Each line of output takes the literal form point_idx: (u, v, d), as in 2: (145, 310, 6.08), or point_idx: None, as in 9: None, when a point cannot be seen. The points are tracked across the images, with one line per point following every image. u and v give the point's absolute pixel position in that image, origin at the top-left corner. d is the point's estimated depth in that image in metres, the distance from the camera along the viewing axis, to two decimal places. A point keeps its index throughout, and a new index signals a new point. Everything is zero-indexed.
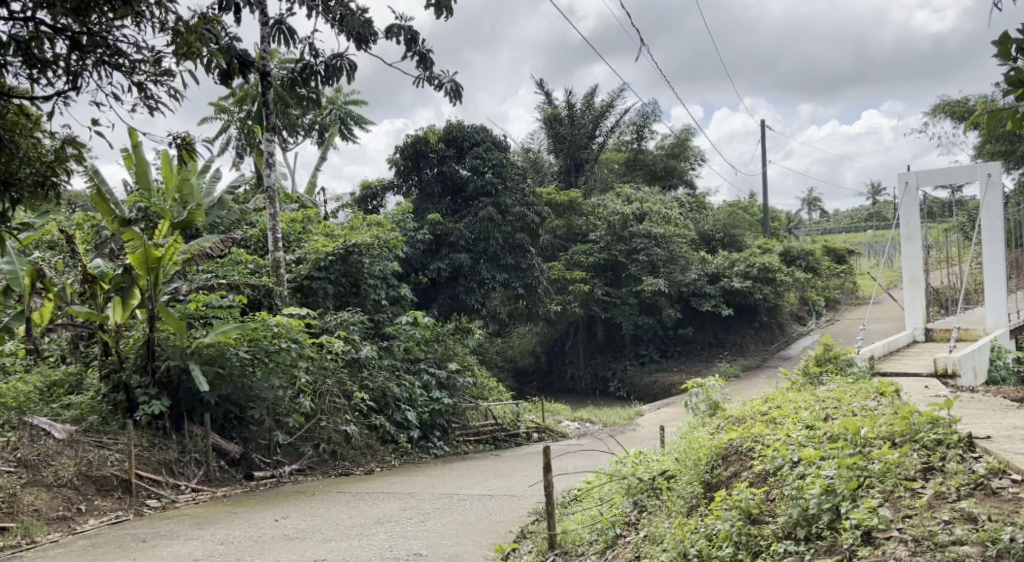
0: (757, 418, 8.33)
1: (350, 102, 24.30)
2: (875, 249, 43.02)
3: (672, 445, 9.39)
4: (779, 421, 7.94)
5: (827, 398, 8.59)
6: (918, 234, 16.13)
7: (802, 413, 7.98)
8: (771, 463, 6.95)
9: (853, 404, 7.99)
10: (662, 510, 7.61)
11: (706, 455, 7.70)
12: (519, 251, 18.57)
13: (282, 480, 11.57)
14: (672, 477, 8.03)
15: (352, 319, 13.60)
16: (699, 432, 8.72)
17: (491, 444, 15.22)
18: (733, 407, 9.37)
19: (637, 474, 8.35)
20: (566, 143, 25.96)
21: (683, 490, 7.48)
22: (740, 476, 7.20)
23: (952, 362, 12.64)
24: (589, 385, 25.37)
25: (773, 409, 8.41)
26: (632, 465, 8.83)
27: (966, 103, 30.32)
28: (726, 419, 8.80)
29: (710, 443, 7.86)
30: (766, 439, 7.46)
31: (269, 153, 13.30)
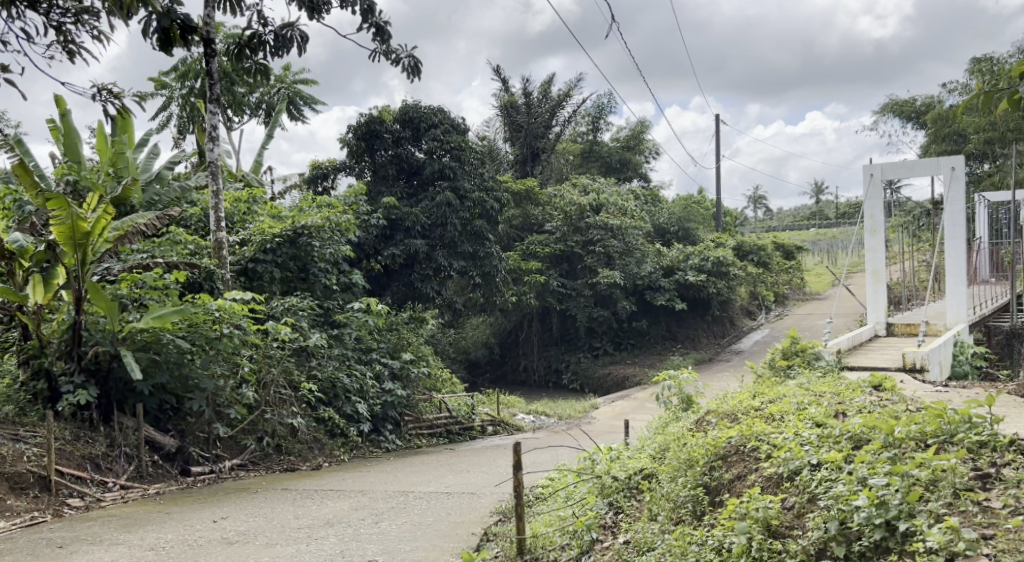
0: (744, 414, 7.78)
1: (299, 81, 23.43)
2: (821, 247, 43.17)
3: (645, 441, 8.87)
4: (776, 417, 7.42)
5: (812, 394, 8.08)
6: (882, 227, 15.74)
7: (798, 408, 7.48)
8: (780, 468, 6.50)
9: (848, 401, 7.50)
10: (646, 515, 7.10)
11: (694, 456, 7.20)
12: (476, 238, 17.93)
13: (222, 476, 10.79)
14: (654, 476, 7.49)
15: (301, 304, 12.82)
16: (678, 428, 8.17)
17: (444, 437, 14.58)
18: (710, 400, 8.82)
19: (611, 472, 7.88)
20: (522, 132, 25.26)
21: (670, 494, 6.99)
22: (740, 482, 6.72)
23: (921, 356, 12.20)
24: (543, 377, 24.84)
25: (767, 405, 7.78)
26: (605, 463, 8.30)
27: (914, 102, 30.37)
28: (707, 413, 8.27)
29: (696, 442, 7.33)
30: (764, 439, 6.96)
31: (212, 127, 12.42)
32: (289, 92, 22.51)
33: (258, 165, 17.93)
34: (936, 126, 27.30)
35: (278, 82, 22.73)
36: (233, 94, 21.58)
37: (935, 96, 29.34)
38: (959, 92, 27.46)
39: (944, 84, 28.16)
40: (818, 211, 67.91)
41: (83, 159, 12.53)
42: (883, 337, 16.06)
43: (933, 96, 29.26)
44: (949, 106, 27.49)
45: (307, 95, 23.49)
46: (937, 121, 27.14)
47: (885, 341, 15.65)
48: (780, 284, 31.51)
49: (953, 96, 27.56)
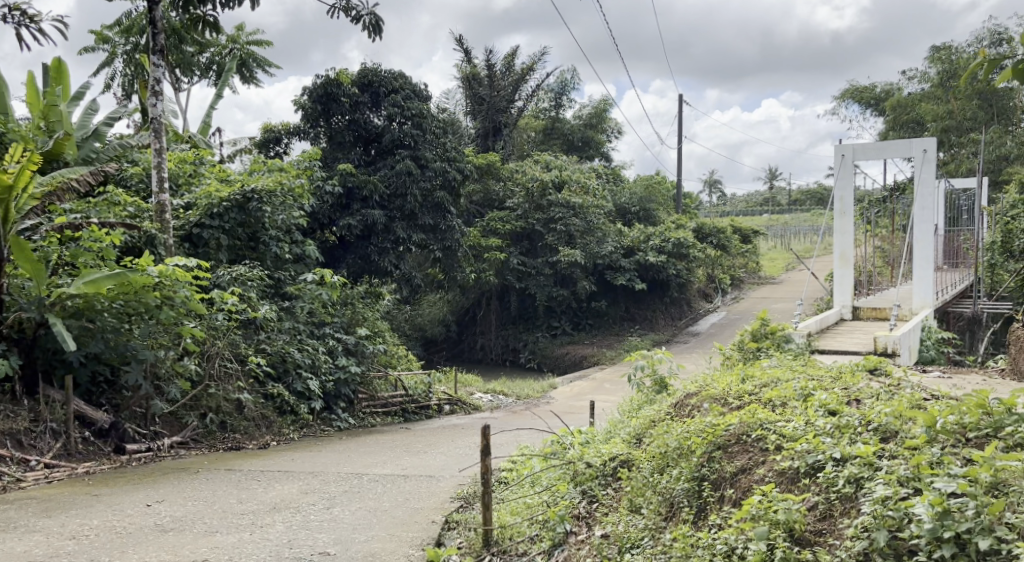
0: (734, 398, 7.28)
1: (252, 43, 22.50)
2: (775, 233, 43.03)
3: (618, 424, 8.39)
4: (773, 403, 6.92)
5: (800, 377, 7.59)
6: (851, 209, 15.27)
7: (796, 393, 7.00)
8: (794, 462, 6.03)
9: (844, 387, 7.02)
10: (629, 511, 6.59)
11: (682, 446, 6.69)
12: (437, 210, 17.27)
13: (160, 455, 10.07)
14: (636, 463, 6.97)
15: (249, 274, 12.08)
16: (656, 412, 7.67)
17: (399, 416, 13.94)
18: (688, 384, 8.32)
19: (585, 457, 7.38)
20: (484, 105, 24.50)
21: (662, 488, 6.49)
22: (742, 476, 6.22)
23: (893, 341, 11.75)
24: (499, 355, 24.29)
25: (764, 390, 7.24)
26: (577, 449, 7.81)
27: (873, 89, 30.15)
28: (689, 396, 7.79)
29: (683, 430, 6.83)
30: (767, 428, 6.46)
31: (155, 79, 11.60)
32: (240, 53, 21.59)
33: (206, 127, 17.10)
34: (896, 114, 27.08)
35: (230, 42, 21.79)
36: (182, 53, 20.64)
37: (895, 84, 29.13)
38: (918, 80, 27.25)
39: (904, 71, 27.94)
40: (772, 197, 68.08)
41: (10, 112, 11.90)
42: (850, 321, 15.66)
43: (892, 84, 29.04)
44: (908, 94, 27.26)
45: (260, 58, 22.58)
46: (897, 108, 26.93)
47: (852, 326, 15.23)
48: (736, 267, 31.24)
49: (913, 83, 27.33)
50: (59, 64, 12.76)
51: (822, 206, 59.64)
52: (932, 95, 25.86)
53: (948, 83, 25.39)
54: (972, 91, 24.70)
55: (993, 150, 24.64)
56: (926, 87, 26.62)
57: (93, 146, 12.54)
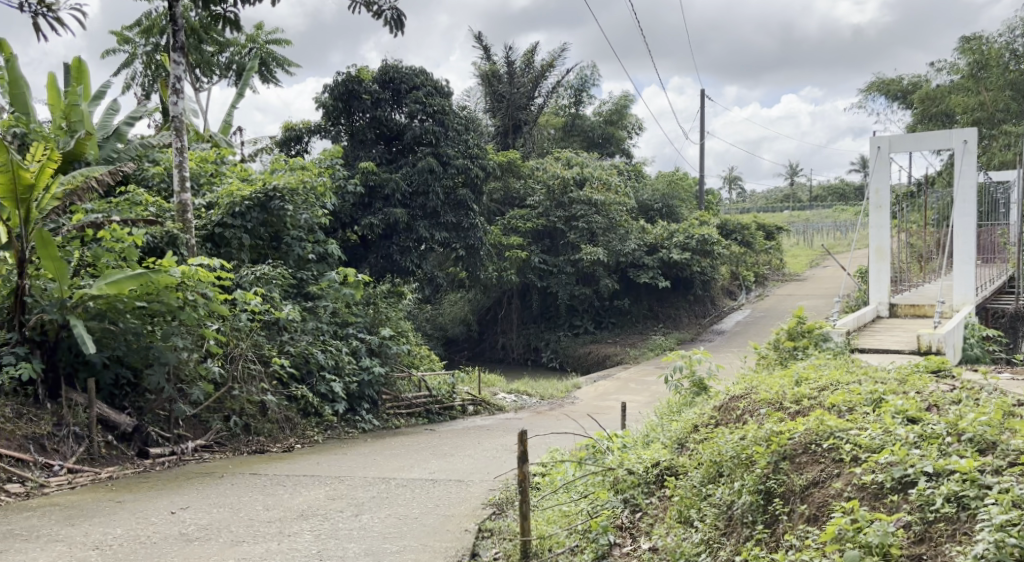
0: (793, 402, 6.96)
1: (272, 42, 22.31)
2: (797, 229, 42.46)
3: (659, 429, 8.10)
4: (841, 410, 6.59)
5: (857, 380, 7.25)
6: (887, 203, 14.90)
7: (865, 399, 6.66)
8: (878, 476, 5.70)
9: (911, 392, 6.66)
10: (679, 524, 6.38)
11: (738, 456, 6.44)
12: (460, 208, 17.00)
13: (183, 458, 9.84)
14: (686, 473, 6.77)
15: (273, 274, 11.86)
16: (704, 417, 7.44)
17: (423, 417, 13.67)
18: (732, 386, 8.02)
19: (626, 464, 7.19)
20: (504, 102, 24.20)
21: (723, 500, 6.23)
22: (814, 490, 5.92)
23: (937, 339, 11.41)
24: (521, 354, 23.99)
25: (826, 394, 6.93)
26: (618, 455, 7.55)
27: (900, 81, 29.64)
28: (736, 399, 7.51)
29: (743, 439, 6.54)
30: (840, 436, 6.16)
31: (176, 76, 11.37)
32: (260, 52, 21.42)
33: (226, 126, 16.90)
34: (925, 107, 26.57)
35: (249, 41, 21.61)
36: (201, 52, 20.48)
37: (922, 76, 28.61)
38: (947, 71, 26.74)
39: (932, 63, 27.42)
40: (791, 194, 67.39)
41: (31, 113, 11.72)
42: (886, 318, 15.26)
43: (920, 76, 28.51)
44: (937, 86, 26.74)
45: (280, 57, 22.39)
46: (925, 100, 26.42)
47: (889, 323, 14.84)
48: (759, 264, 30.77)
49: (942, 75, 26.83)
50: (80, 63, 12.58)
51: (844, 202, 58.92)
52: (962, 87, 25.33)
53: (979, 74, 24.87)
54: (1004, 81, 24.16)
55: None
56: (955, 79, 26.09)
57: (114, 146, 12.35)
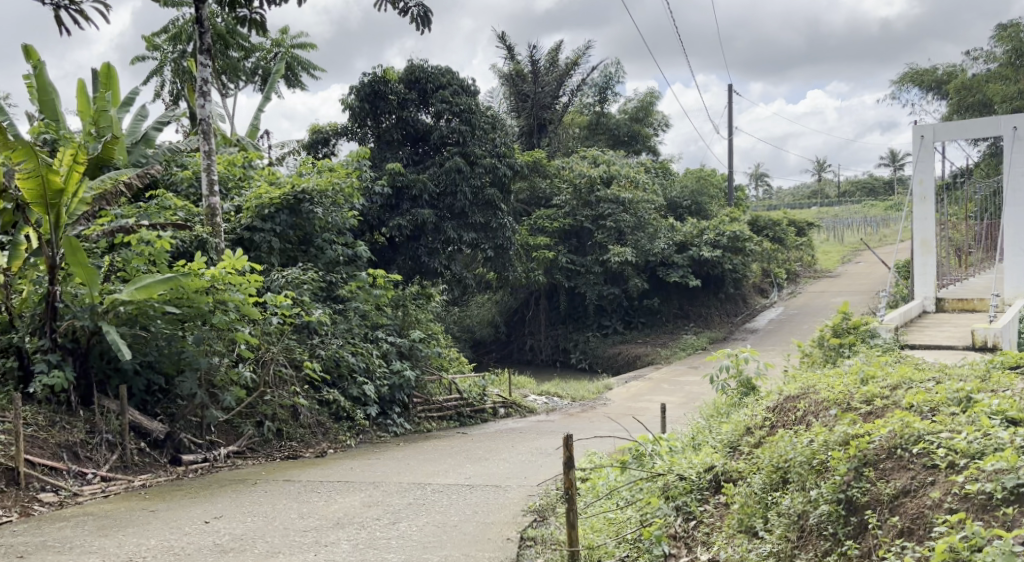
0: (863, 403, 6.64)
1: (297, 46, 22.17)
2: (828, 225, 41.76)
3: (710, 432, 7.84)
4: (923, 411, 6.22)
5: (932, 378, 6.87)
6: (932, 194, 14.45)
7: (949, 397, 6.28)
8: (986, 485, 5.32)
9: (998, 389, 6.27)
10: (743, 534, 6.16)
11: (808, 462, 6.16)
12: (488, 208, 16.70)
13: (217, 465, 9.62)
14: (746, 477, 6.55)
15: (303, 277, 11.64)
16: (758, 420, 7.18)
17: (455, 420, 13.36)
18: (787, 386, 7.68)
19: (676, 469, 6.98)
20: (529, 102, 23.89)
21: (800, 509, 5.96)
22: (905, 500, 5.61)
23: (993, 334, 11.09)
24: (550, 356, 23.66)
25: (902, 393, 6.58)
26: (667, 460, 7.34)
27: (934, 71, 29.03)
28: (792, 399, 7.24)
29: (814, 444, 6.24)
30: (931, 440, 5.79)
31: (202, 77, 11.13)
32: (286, 56, 21.29)
33: (254, 130, 16.75)
34: (960, 97, 26.03)
35: (274, 46, 21.48)
36: (227, 57, 20.38)
37: (958, 65, 27.97)
38: (984, 60, 26.15)
39: (968, 52, 26.82)
40: (819, 190, 66.56)
41: (59, 119, 11.58)
42: (932, 313, 14.79)
43: (955, 65, 27.89)
44: (973, 75, 26.16)
45: (305, 61, 22.25)
46: (961, 90, 25.86)
47: (936, 318, 14.39)
48: (791, 261, 30.22)
49: (977, 64, 26.26)
50: (108, 70, 12.43)
51: (874, 197, 58.13)
52: (1000, 75, 24.74)
53: (1018, 62, 24.31)
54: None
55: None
56: (992, 68, 25.51)
57: (144, 150, 12.19)
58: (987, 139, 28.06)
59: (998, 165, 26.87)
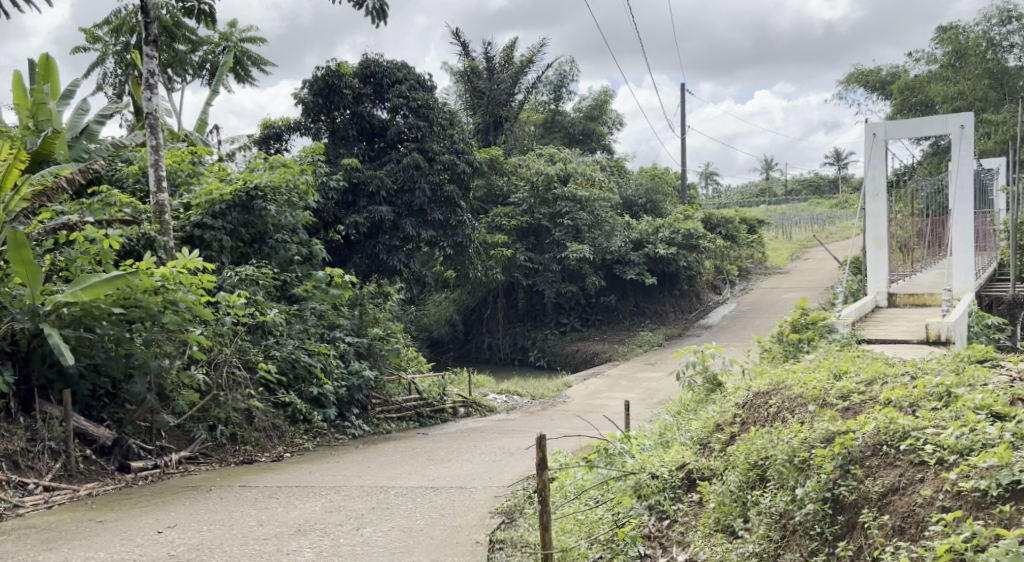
0: (840, 398, 6.69)
1: (245, 40, 21.78)
2: (776, 223, 42.16)
3: (682, 430, 7.87)
4: (903, 407, 6.25)
5: (906, 373, 6.91)
6: (884, 191, 14.63)
7: (927, 393, 6.33)
8: (979, 482, 5.30)
9: (974, 382, 6.33)
10: (721, 533, 6.21)
11: (789, 460, 6.21)
12: (447, 205, 16.51)
13: (168, 472, 9.33)
14: (723, 475, 6.61)
15: (257, 276, 11.37)
16: (727, 416, 7.30)
17: (415, 421, 13.17)
18: (757, 383, 7.67)
19: (649, 469, 7.02)
20: (484, 99, 23.68)
21: (782, 508, 5.98)
22: (894, 497, 5.59)
23: (947, 327, 11.21)
24: (508, 354, 23.51)
25: (879, 389, 6.60)
26: (638, 458, 7.33)
27: (878, 72, 29.48)
28: (763, 396, 7.33)
29: (794, 441, 6.29)
30: (916, 437, 5.81)
31: (148, 70, 10.81)
32: (234, 50, 20.88)
33: (202, 124, 16.40)
34: (903, 97, 26.59)
35: (222, 39, 21.07)
36: (173, 50, 19.95)
37: (901, 66, 28.46)
38: (925, 61, 26.71)
39: (910, 54, 27.38)
40: (766, 189, 67.32)
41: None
42: (886, 308, 14.93)
43: (898, 66, 28.36)
44: (915, 76, 26.70)
45: (255, 56, 21.86)
46: (904, 90, 26.38)
47: (890, 312, 14.53)
48: (742, 258, 30.44)
49: (919, 65, 26.78)
50: (47, 60, 12.02)
51: (819, 196, 58.91)
52: (940, 76, 25.61)
53: (957, 63, 25.12)
54: (981, 70, 24.47)
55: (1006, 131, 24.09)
56: (933, 69, 26.13)
57: (85, 145, 11.98)
58: (929, 139, 28.64)
59: (940, 165, 27.41)
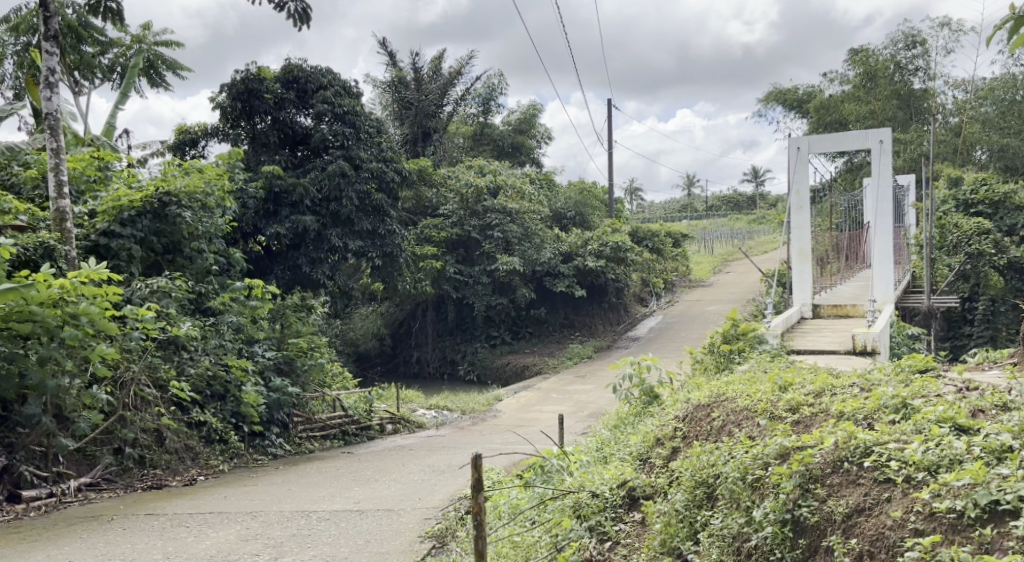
0: (788, 411, 6.53)
1: (160, 43, 21.06)
2: (698, 238, 42.53)
3: (619, 446, 7.63)
4: (859, 420, 6.11)
5: (853, 384, 6.81)
6: (808, 203, 14.69)
7: (881, 405, 6.19)
8: (955, 503, 5.14)
9: (927, 393, 6.22)
10: (667, 556, 5.98)
11: (742, 477, 5.99)
12: (374, 215, 16.09)
13: (65, 500, 8.77)
14: (668, 493, 6.39)
15: (169, 287, 10.79)
16: (667, 430, 7.16)
17: (340, 439, 12.67)
18: (698, 395, 7.47)
19: (588, 487, 6.79)
20: (412, 109, 23.18)
21: (736, 531, 5.76)
22: (860, 519, 5.41)
23: (872, 338, 11.19)
24: (437, 368, 23.00)
25: (828, 402, 6.47)
26: (578, 477, 7.07)
27: (795, 91, 30.01)
28: (703, 408, 7.18)
29: (745, 456, 6.10)
30: (879, 452, 5.64)
31: (48, 67, 10.20)
32: (148, 55, 20.19)
33: (111, 130, 15.68)
34: (819, 116, 27.20)
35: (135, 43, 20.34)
36: (81, 53, 19.21)
37: (817, 85, 29.03)
38: (839, 81, 27.36)
39: (824, 74, 28.04)
40: (689, 204, 68.06)
41: None
42: (812, 319, 14.97)
43: (815, 85, 28.96)
44: (830, 96, 27.32)
45: (170, 59, 21.11)
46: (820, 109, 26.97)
47: (814, 324, 14.54)
48: (668, 271, 30.54)
49: (834, 85, 27.47)
50: None
51: (738, 212, 59.81)
52: (853, 96, 26.52)
53: (868, 85, 26.15)
54: (891, 91, 25.62)
55: (917, 147, 24.79)
56: (846, 90, 26.85)
57: None
58: (843, 156, 29.27)
59: (855, 180, 27.98)
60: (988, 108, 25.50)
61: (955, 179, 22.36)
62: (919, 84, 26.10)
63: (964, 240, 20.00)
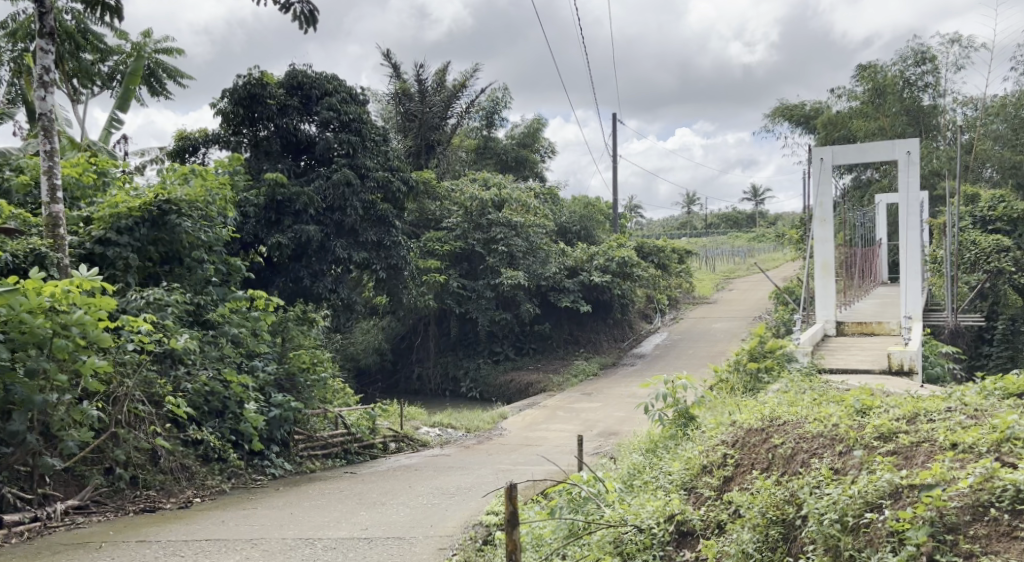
0: (879, 440, 6.07)
1: (161, 51, 20.52)
2: (699, 255, 41.87)
3: (664, 476, 7.04)
4: (984, 453, 5.62)
5: (946, 408, 6.36)
6: (831, 216, 14.01)
7: (1008, 435, 5.69)
8: None
9: None
10: None
11: (839, 518, 5.58)
12: (379, 225, 15.49)
13: (50, 525, 8.13)
14: (731, 531, 5.99)
15: (166, 299, 10.15)
16: (715, 457, 6.76)
17: (342, 458, 12.01)
18: (754, 422, 6.94)
19: (635, 521, 6.32)
20: (416, 121, 22.60)
21: None
22: None
23: (909, 356, 10.66)
24: (438, 385, 22.29)
25: (935, 432, 5.94)
26: (617, 511, 6.54)
27: (802, 107, 29.46)
28: (757, 434, 6.78)
29: (840, 495, 5.67)
30: None
31: (42, 66, 9.56)
32: (148, 62, 19.68)
33: (108, 136, 15.13)
34: (826, 132, 26.58)
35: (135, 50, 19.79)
36: (80, 60, 18.66)
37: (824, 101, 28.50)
38: (846, 97, 26.76)
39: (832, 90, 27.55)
40: (687, 222, 67.41)
41: None
42: (835, 337, 14.32)
43: (821, 101, 28.44)
44: (837, 112, 26.74)
45: (170, 67, 20.57)
46: (826, 126, 26.46)
47: (839, 342, 13.90)
48: (672, 288, 29.87)
49: (841, 101, 26.94)
50: None
51: (738, 230, 59.17)
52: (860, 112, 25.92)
53: (876, 100, 25.52)
54: (900, 108, 25.02)
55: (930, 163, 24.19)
56: (854, 105, 26.30)
57: None
58: (851, 172, 28.70)
59: (864, 197, 27.36)
60: (999, 126, 24.98)
61: (971, 195, 21.72)
62: (929, 99, 25.44)
63: (982, 258, 19.36)
